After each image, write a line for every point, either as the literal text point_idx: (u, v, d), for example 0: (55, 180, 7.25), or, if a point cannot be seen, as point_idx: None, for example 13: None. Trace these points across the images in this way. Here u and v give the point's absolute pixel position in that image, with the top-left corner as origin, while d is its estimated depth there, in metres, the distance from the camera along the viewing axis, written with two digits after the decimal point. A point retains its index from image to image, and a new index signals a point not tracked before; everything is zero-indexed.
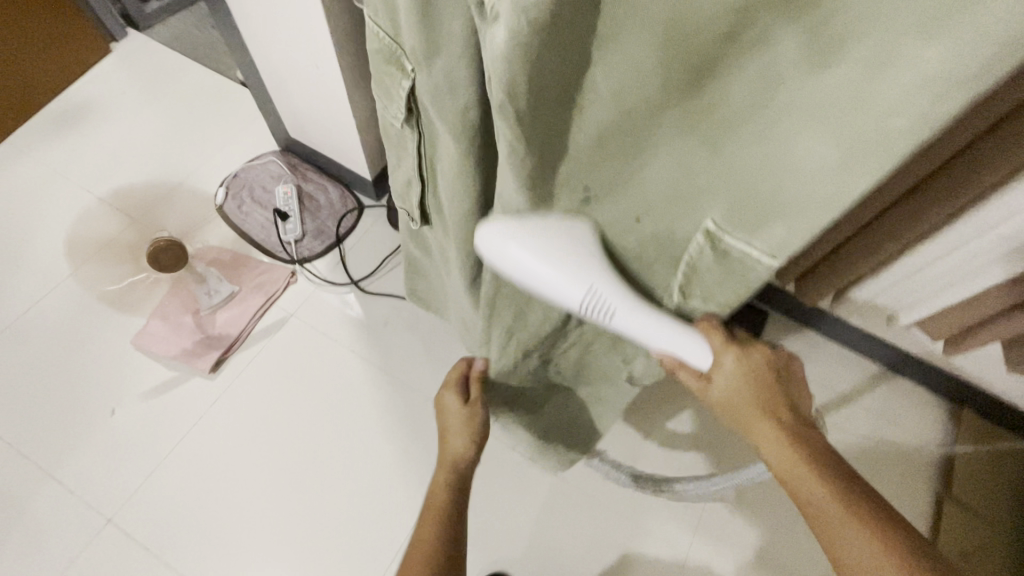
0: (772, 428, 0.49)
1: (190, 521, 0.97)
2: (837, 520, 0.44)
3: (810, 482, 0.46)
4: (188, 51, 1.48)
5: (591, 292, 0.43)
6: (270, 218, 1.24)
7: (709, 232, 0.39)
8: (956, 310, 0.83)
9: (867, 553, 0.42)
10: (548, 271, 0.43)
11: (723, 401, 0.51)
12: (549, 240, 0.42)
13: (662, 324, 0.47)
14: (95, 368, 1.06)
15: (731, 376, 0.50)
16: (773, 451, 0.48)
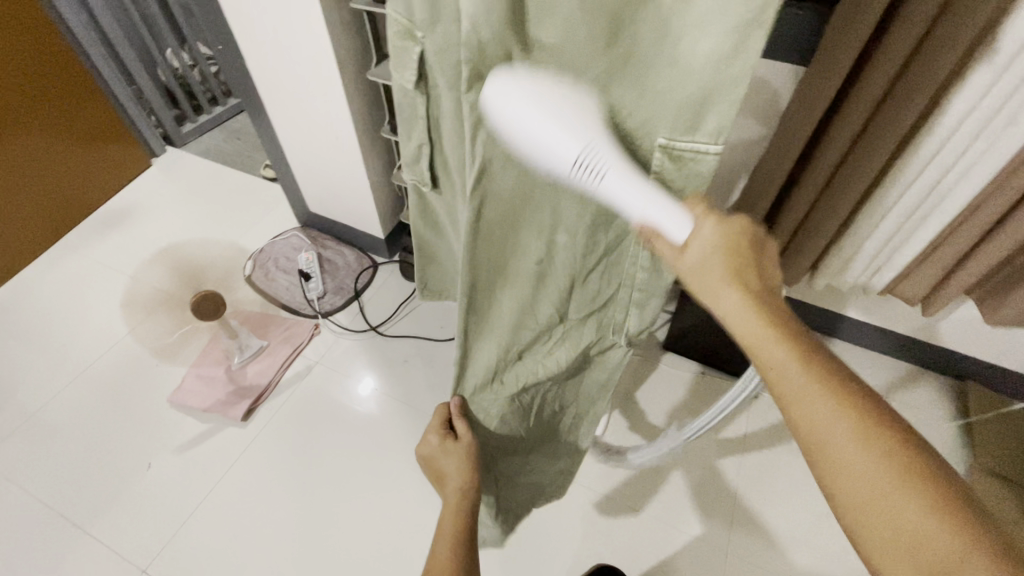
0: (744, 296, 0.44)
1: (225, 565, 0.97)
2: (809, 383, 0.39)
3: (787, 364, 0.40)
4: (219, 158, 1.71)
5: (586, 147, 0.43)
6: (294, 280, 1.37)
7: (663, 147, 0.48)
8: (925, 255, 0.95)
9: (833, 416, 0.38)
10: (555, 132, 0.42)
11: (689, 271, 0.47)
12: (551, 107, 0.43)
13: (646, 190, 0.46)
14: (137, 427, 1.13)
15: (714, 251, 0.46)
16: (739, 317, 0.44)
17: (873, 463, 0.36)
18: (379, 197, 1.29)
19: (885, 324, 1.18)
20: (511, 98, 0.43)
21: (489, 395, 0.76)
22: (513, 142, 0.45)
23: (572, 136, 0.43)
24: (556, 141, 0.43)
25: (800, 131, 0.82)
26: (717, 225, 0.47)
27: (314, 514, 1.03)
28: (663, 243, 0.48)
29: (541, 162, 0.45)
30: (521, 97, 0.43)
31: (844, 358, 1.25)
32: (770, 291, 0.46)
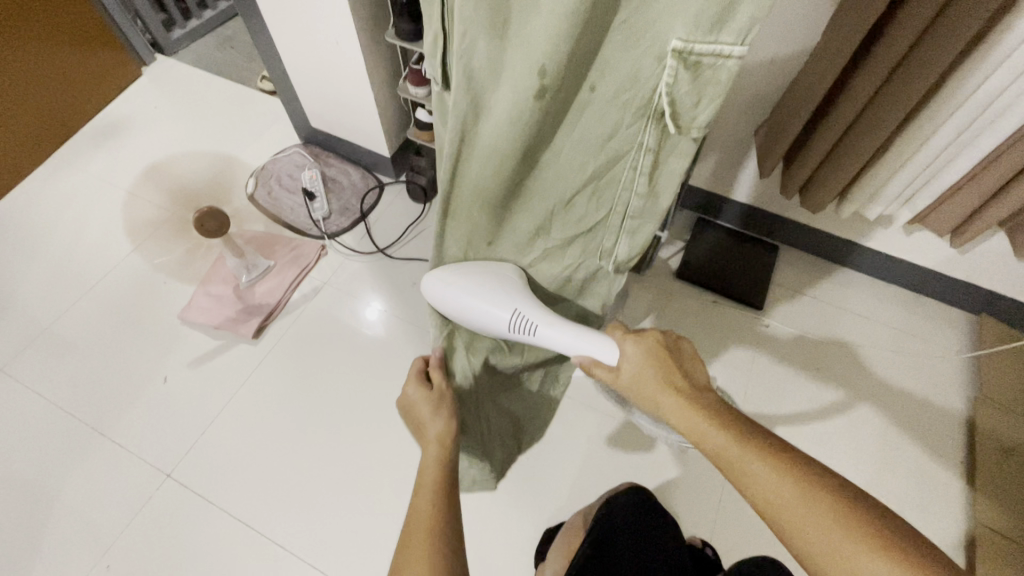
0: (676, 395, 0.52)
1: (243, 471, 1.02)
2: (746, 460, 0.46)
3: (730, 452, 0.47)
4: (212, 69, 1.61)
5: (516, 312, 0.66)
6: (298, 200, 1.33)
7: (678, 54, 0.46)
8: (961, 184, 0.90)
9: (782, 492, 0.43)
10: (474, 303, 0.67)
11: (630, 385, 0.57)
12: (479, 286, 0.68)
13: (570, 329, 0.64)
14: (150, 342, 1.14)
15: (638, 361, 0.56)
16: (681, 416, 0.51)
17: (827, 530, 0.41)
18: (384, 112, 1.22)
19: (907, 256, 1.15)
20: (442, 291, 0.69)
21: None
22: (455, 316, 0.70)
23: (500, 313, 0.66)
24: (494, 311, 0.66)
25: (848, 40, 0.75)
26: (639, 343, 0.57)
27: (328, 428, 1.06)
28: (602, 370, 0.60)
29: (486, 325, 0.69)
30: (456, 288, 0.68)
31: (860, 291, 1.22)
32: (689, 374, 0.55)
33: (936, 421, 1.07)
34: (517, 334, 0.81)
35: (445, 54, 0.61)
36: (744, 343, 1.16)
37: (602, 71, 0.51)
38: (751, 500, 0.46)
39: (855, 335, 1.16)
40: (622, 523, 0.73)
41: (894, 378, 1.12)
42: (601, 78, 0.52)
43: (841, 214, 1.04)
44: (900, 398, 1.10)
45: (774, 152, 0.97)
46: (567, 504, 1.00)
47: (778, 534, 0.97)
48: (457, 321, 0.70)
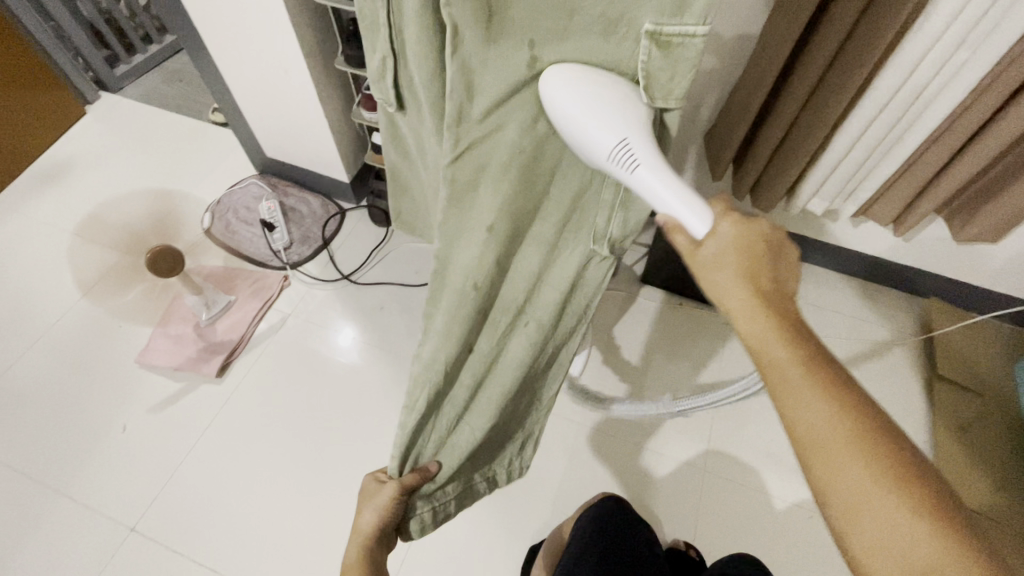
0: (751, 292, 0.42)
1: (211, 516, 0.98)
2: (809, 399, 0.38)
3: (797, 379, 0.39)
4: (162, 104, 1.58)
5: (624, 138, 0.45)
6: (256, 231, 1.31)
7: (651, 33, 0.43)
8: (896, 176, 0.95)
9: (837, 429, 0.37)
10: (594, 121, 0.46)
11: (709, 265, 0.45)
12: (600, 91, 0.46)
13: (676, 185, 0.45)
14: (106, 390, 1.10)
15: (711, 258, 0.44)
16: (749, 324, 0.42)
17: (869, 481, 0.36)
18: (340, 137, 1.21)
19: (857, 247, 1.20)
20: (569, 87, 0.46)
21: (456, 311, 0.65)
22: (562, 117, 0.48)
23: (611, 134, 0.45)
24: (601, 131, 0.45)
25: (780, 48, 0.79)
26: (736, 223, 0.44)
27: (300, 464, 1.03)
28: (682, 239, 0.45)
29: (584, 145, 0.47)
30: (571, 83, 0.46)
31: (813, 281, 1.27)
32: (777, 272, 0.44)
33: (898, 402, 1.11)
34: (498, 359, 0.72)
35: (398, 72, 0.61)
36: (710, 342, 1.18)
37: (577, 58, 0.48)
38: (785, 411, 0.39)
39: (815, 327, 1.20)
40: (592, 538, 0.73)
41: (854, 363, 1.15)
42: (574, 65, 0.48)
43: (790, 211, 1.09)
44: (861, 383, 1.13)
45: (723, 156, 1.01)
46: (549, 519, 0.99)
47: (759, 529, 0.99)
48: (558, 116, 0.48)
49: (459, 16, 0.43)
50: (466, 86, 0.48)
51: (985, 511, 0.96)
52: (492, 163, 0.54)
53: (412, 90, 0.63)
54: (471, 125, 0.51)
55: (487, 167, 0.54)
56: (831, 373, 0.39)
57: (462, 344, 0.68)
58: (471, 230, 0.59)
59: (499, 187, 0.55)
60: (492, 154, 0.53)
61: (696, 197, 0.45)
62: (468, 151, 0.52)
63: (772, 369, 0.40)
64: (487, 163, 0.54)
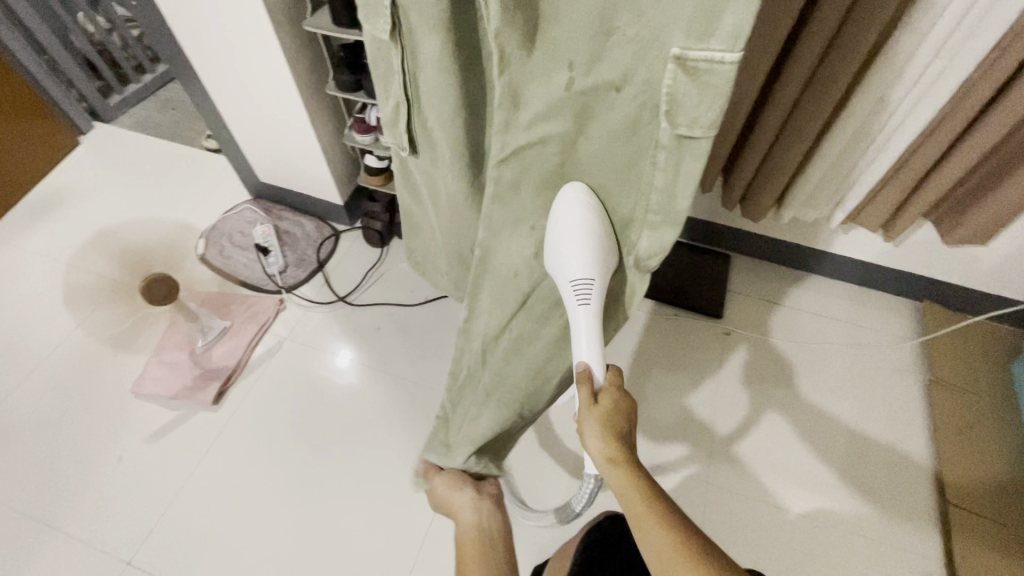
0: (618, 448, 0.57)
1: (209, 547, 0.96)
2: (658, 537, 0.50)
3: (648, 523, 0.51)
4: (155, 133, 1.59)
5: (586, 275, 0.59)
6: (252, 255, 1.31)
7: (676, 58, 0.45)
8: (882, 183, 0.96)
9: (677, 560, 0.48)
10: (570, 247, 0.58)
11: (585, 427, 0.59)
12: (580, 227, 0.57)
13: (595, 336, 0.60)
14: (101, 421, 1.08)
15: (596, 413, 0.58)
16: (615, 480, 0.56)
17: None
18: (333, 160, 1.22)
19: (848, 253, 1.21)
20: (576, 213, 0.58)
21: (495, 296, 0.69)
22: (546, 235, 0.61)
23: (585, 267, 0.58)
24: (570, 259, 0.58)
25: (762, 63, 0.81)
26: (608, 393, 0.60)
27: (299, 490, 1.02)
28: (585, 390, 0.59)
29: (553, 266, 0.61)
30: (571, 212, 0.58)
31: (809, 289, 1.27)
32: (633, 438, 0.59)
33: (896, 406, 1.10)
34: (537, 366, 0.72)
35: (410, 120, 0.67)
36: (708, 353, 1.18)
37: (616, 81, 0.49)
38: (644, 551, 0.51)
39: (810, 333, 1.20)
40: (595, 555, 0.72)
41: (852, 368, 1.15)
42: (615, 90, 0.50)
43: (782, 221, 1.10)
44: (859, 388, 1.13)
45: (712, 168, 1.02)
46: (553, 538, 0.98)
47: (765, 541, 0.98)
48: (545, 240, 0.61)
49: (506, 42, 0.48)
50: (511, 102, 0.53)
51: (990, 516, 0.95)
52: (535, 169, 0.58)
53: (424, 132, 0.67)
54: (515, 135, 0.55)
55: (527, 171, 0.58)
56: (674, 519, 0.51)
57: (500, 327, 0.70)
58: (514, 224, 0.63)
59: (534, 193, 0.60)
60: (535, 163, 0.58)
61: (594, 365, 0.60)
62: (512, 159, 0.57)
63: (632, 517, 0.53)
64: (527, 175, 0.59)
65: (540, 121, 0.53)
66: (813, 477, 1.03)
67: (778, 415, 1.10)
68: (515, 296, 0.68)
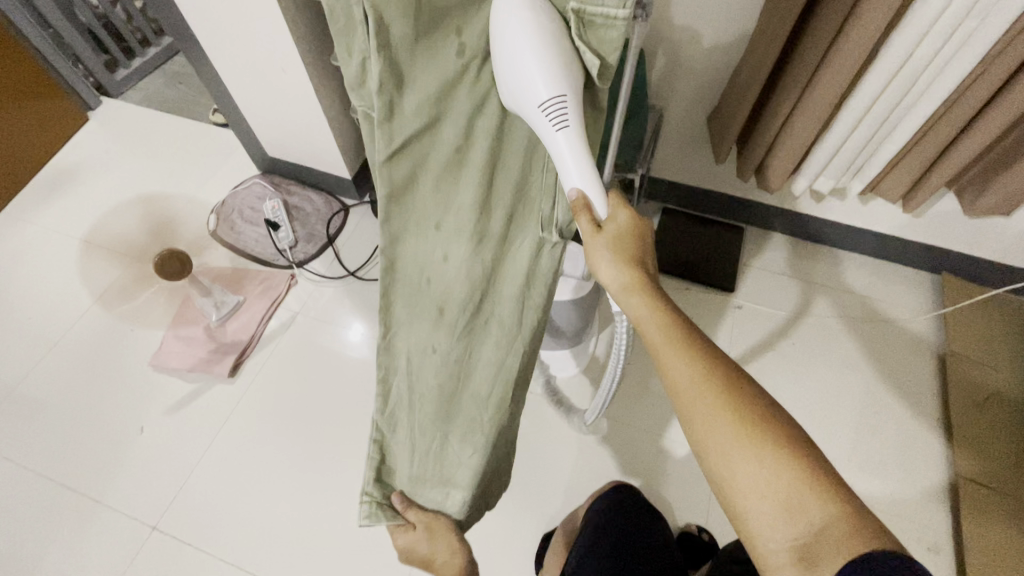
0: (634, 274, 0.53)
1: (230, 514, 1.00)
2: (672, 355, 0.49)
3: (660, 339, 0.50)
4: (162, 108, 1.58)
5: (557, 94, 0.47)
6: (262, 231, 1.32)
7: (575, 12, 0.47)
8: (902, 153, 0.94)
9: (690, 376, 0.48)
10: (530, 63, 0.47)
11: (593, 248, 0.54)
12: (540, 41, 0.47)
13: (583, 166, 0.51)
14: (122, 394, 1.11)
15: (603, 242, 0.54)
16: (626, 300, 0.54)
17: (731, 432, 0.45)
18: (341, 134, 1.21)
19: (867, 224, 1.18)
20: (520, 18, 0.47)
21: (417, 311, 0.76)
22: (499, 60, 0.50)
23: (552, 83, 0.47)
24: (535, 80, 0.47)
25: (782, 28, 0.78)
26: (622, 215, 0.55)
27: (315, 461, 1.05)
28: (586, 220, 0.53)
29: (518, 93, 0.50)
30: (522, 21, 0.46)
31: (825, 262, 1.25)
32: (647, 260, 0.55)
33: (909, 379, 1.10)
34: (461, 378, 0.76)
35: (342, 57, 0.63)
36: (719, 327, 1.17)
37: None
38: (660, 370, 0.50)
39: (821, 308, 1.19)
40: (604, 527, 0.73)
41: (863, 342, 1.14)
42: None
43: (796, 192, 1.07)
44: (871, 361, 1.12)
45: (726, 138, 1.00)
46: (561, 508, 1.00)
47: None
48: (498, 59, 0.50)
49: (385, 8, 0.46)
50: (397, 83, 0.52)
51: (1003, 488, 0.95)
52: (431, 159, 0.60)
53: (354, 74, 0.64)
54: (406, 120, 0.55)
55: (427, 165, 0.60)
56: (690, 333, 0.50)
57: (426, 340, 0.76)
58: (416, 225, 0.67)
59: (441, 181, 0.62)
60: (430, 153, 0.59)
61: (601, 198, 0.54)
62: (404, 153, 0.58)
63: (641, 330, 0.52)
64: (426, 159, 0.60)
65: (435, 105, 0.55)
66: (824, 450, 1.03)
67: (788, 388, 1.10)
68: (434, 307, 0.73)
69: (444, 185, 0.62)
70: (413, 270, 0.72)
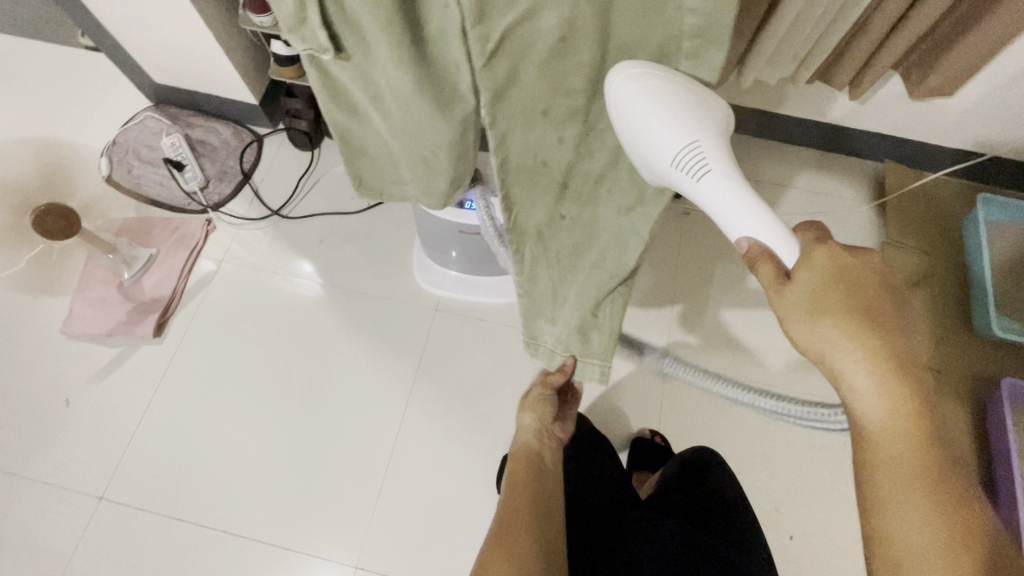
0: (877, 368, 0.37)
1: (181, 475, 0.96)
2: (902, 497, 0.38)
3: (899, 470, 0.38)
4: (16, 30, 1.32)
5: (693, 146, 0.43)
6: (165, 172, 1.17)
7: None
8: (848, 36, 0.87)
9: (925, 536, 0.38)
10: (658, 126, 0.44)
11: (795, 315, 0.40)
12: (664, 105, 0.43)
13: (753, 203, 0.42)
14: (37, 367, 1.02)
15: (807, 314, 0.39)
16: (860, 396, 0.39)
17: (930, 535, 0.38)
18: (234, 52, 1.04)
19: (814, 115, 1.14)
20: (632, 95, 0.44)
21: (534, 185, 0.57)
22: (627, 138, 0.47)
23: (677, 136, 0.43)
24: (663, 140, 0.44)
25: None
26: (840, 275, 0.39)
27: (263, 413, 1.01)
28: (767, 272, 0.41)
29: (646, 159, 0.46)
30: (642, 97, 0.44)
31: (771, 157, 1.22)
32: (897, 328, 0.38)
33: None
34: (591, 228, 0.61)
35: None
36: (667, 236, 1.15)
37: None
38: (852, 422, 0.40)
39: (767, 207, 1.17)
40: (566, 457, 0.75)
41: None
42: None
43: (744, 85, 1.00)
44: None
45: None
46: None
47: (722, 410, 1.02)
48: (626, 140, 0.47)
49: None
50: None
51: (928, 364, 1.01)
52: (533, 50, 0.45)
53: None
54: (497, 17, 0.43)
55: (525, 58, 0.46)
56: (939, 469, 0.38)
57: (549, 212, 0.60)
58: (520, 118, 0.51)
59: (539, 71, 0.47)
60: (530, 44, 0.45)
61: (781, 239, 0.41)
62: (503, 48, 0.45)
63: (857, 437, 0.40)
64: (522, 58, 0.46)
65: None
66: (769, 345, 1.06)
67: (736, 291, 1.10)
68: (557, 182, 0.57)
69: (537, 77, 0.48)
70: (523, 147, 0.54)
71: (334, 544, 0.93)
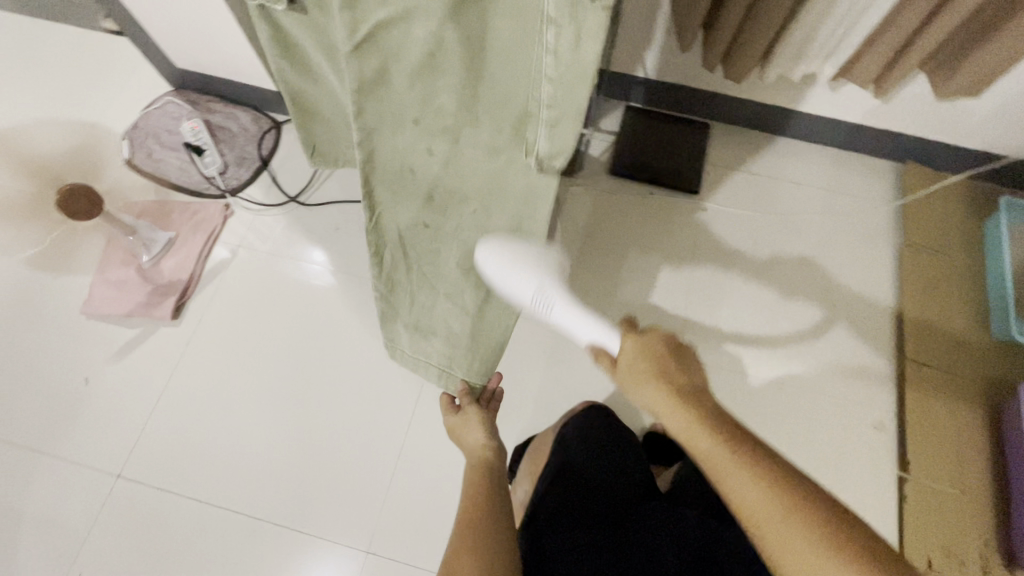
0: (668, 390, 0.53)
1: (196, 456, 0.98)
2: (731, 474, 0.47)
3: (720, 458, 0.48)
4: (41, 13, 1.33)
5: (540, 288, 0.65)
6: (184, 156, 1.17)
7: None
8: (873, 36, 0.87)
9: (758, 501, 0.46)
10: (517, 276, 0.66)
11: (624, 378, 0.58)
12: (516, 262, 0.66)
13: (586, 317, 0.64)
14: (60, 345, 1.04)
15: (626, 376, 0.58)
16: (669, 415, 0.52)
17: (760, 501, 0.46)
18: None
19: (836, 113, 1.13)
20: (493, 260, 0.67)
21: (400, 193, 0.71)
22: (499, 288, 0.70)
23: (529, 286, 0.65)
24: (519, 287, 0.66)
25: None
26: (638, 342, 0.59)
27: (278, 396, 1.01)
28: (605, 362, 0.62)
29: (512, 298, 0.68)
30: (501, 261, 0.67)
31: (792, 155, 1.20)
32: (680, 366, 0.56)
33: (870, 267, 1.10)
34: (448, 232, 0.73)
35: None
36: (685, 232, 1.14)
37: None
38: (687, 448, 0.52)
39: (787, 206, 1.16)
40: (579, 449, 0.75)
41: (830, 235, 1.13)
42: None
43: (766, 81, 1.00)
44: (833, 254, 1.12)
45: (689, 24, 0.90)
46: (531, 422, 1.01)
47: (736, 407, 1.01)
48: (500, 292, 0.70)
49: None
50: None
51: (945, 368, 1.00)
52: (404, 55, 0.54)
53: None
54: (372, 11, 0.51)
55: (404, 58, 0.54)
56: (750, 447, 0.48)
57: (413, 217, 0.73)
58: (390, 122, 0.62)
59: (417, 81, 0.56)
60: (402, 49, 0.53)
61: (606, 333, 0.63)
62: (371, 43, 0.53)
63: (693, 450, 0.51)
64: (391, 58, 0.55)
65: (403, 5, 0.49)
66: (784, 343, 1.05)
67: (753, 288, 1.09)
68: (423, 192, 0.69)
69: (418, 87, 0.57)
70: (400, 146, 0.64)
71: (346, 528, 0.94)
